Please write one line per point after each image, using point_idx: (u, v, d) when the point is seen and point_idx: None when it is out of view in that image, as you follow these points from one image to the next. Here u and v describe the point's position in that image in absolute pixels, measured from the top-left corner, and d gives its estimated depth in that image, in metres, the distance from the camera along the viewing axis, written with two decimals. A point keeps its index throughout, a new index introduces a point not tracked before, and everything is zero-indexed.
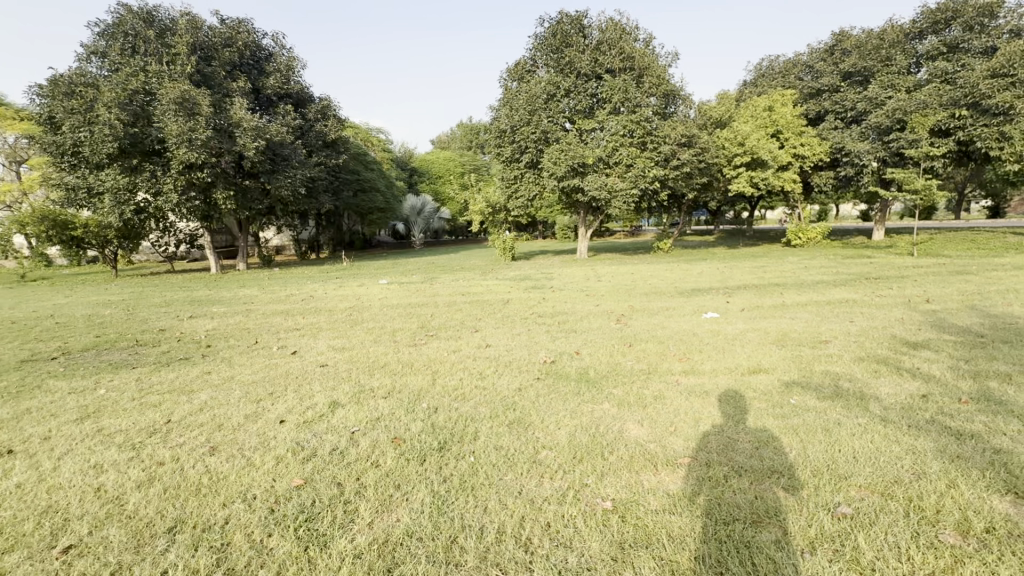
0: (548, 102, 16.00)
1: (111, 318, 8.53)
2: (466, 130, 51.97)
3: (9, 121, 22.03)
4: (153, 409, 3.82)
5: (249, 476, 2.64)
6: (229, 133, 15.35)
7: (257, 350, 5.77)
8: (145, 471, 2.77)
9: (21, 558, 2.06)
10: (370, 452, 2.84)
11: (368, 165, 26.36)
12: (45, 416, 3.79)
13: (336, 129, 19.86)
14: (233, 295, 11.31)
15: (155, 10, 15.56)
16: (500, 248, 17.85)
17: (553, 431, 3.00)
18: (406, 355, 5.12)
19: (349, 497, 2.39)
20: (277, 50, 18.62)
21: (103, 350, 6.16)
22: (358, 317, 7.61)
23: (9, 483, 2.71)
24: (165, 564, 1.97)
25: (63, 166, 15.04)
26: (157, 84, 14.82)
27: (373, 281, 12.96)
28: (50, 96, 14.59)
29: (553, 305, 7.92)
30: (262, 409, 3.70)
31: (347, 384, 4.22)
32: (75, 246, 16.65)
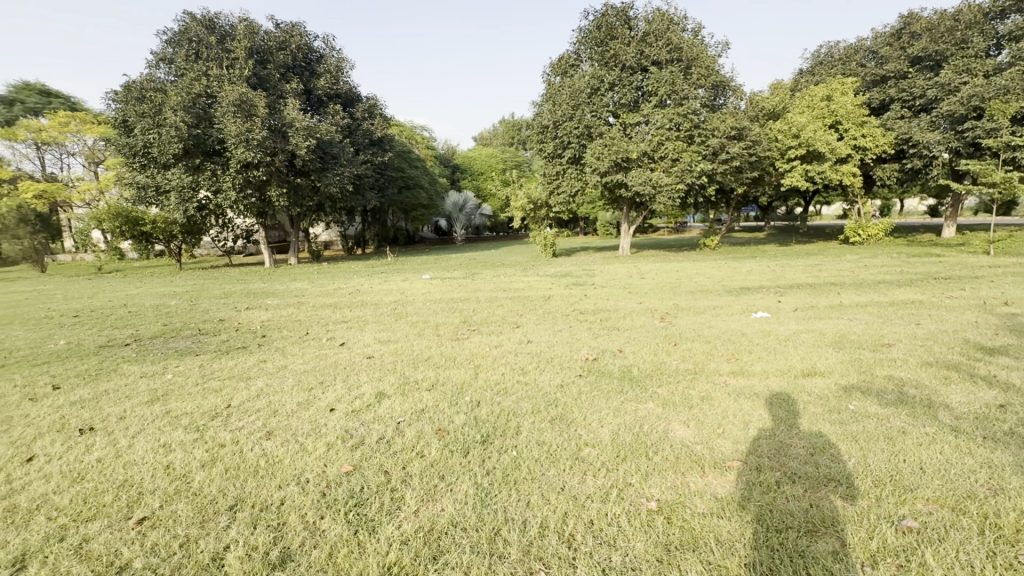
0: (592, 96, 15.82)
1: (176, 308, 9.12)
2: (508, 126, 52.14)
3: (89, 126, 24.01)
4: (214, 394, 4.06)
5: (302, 461, 2.76)
6: (283, 133, 16.03)
7: (308, 341, 6.02)
8: (209, 452, 2.96)
9: (102, 526, 2.24)
10: (416, 443, 2.92)
11: (412, 163, 26.90)
12: (121, 397, 4.11)
13: (382, 127, 20.32)
14: (285, 288, 11.83)
15: (216, 16, 16.42)
16: (541, 244, 17.79)
17: (597, 429, 2.98)
18: (449, 349, 5.20)
19: (396, 485, 2.45)
20: (327, 51, 19.26)
21: (170, 338, 6.60)
22: (403, 310, 7.79)
23: (90, 457, 2.96)
24: (226, 539, 2.09)
25: (134, 167, 16.16)
26: (217, 88, 15.67)
27: (416, 276, 13.23)
28: (124, 101, 15.72)
29: (595, 301, 7.84)
30: (313, 398, 3.85)
31: (393, 376, 4.33)
32: (144, 241, 17.85)
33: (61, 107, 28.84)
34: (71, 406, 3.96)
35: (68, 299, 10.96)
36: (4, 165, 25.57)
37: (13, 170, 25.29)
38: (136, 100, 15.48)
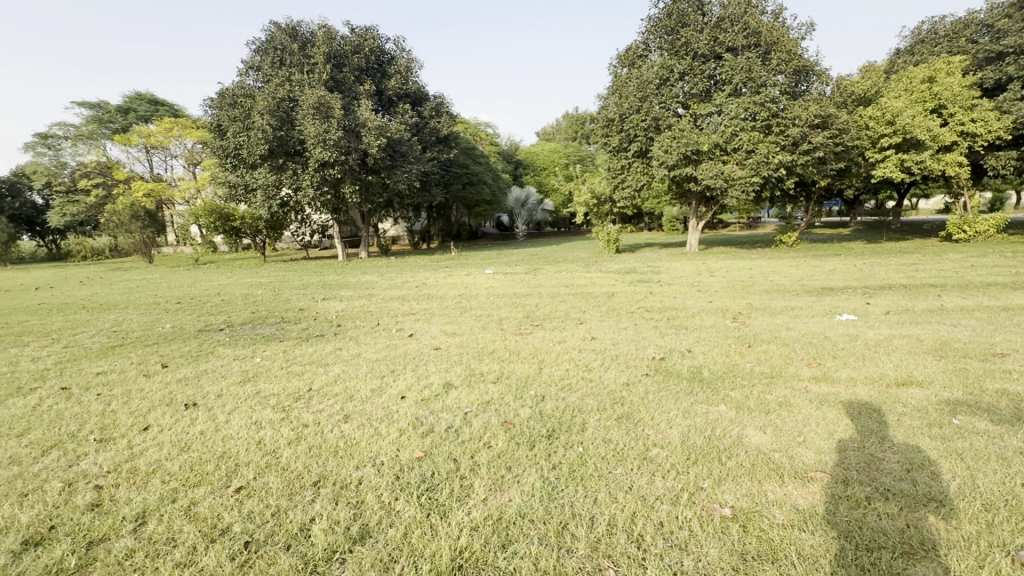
0: (661, 87, 15.32)
1: (262, 298, 9.88)
2: (571, 120, 51.67)
3: (189, 130, 26.50)
4: (297, 378, 4.39)
5: (377, 444, 2.92)
6: (356, 133, 16.81)
7: (378, 331, 6.32)
8: (294, 431, 3.20)
9: (207, 492, 2.49)
10: (483, 434, 2.98)
11: (476, 159, 27.34)
12: (218, 377, 4.54)
13: (449, 125, 20.76)
14: (357, 280, 12.48)
15: (298, 25, 17.55)
16: (603, 240, 17.50)
17: (665, 430, 2.90)
18: (514, 343, 5.26)
19: (465, 473, 2.53)
20: (398, 52, 19.99)
21: (257, 325, 7.17)
22: (467, 304, 7.98)
23: (195, 430, 3.30)
24: (312, 512, 2.25)
25: (227, 167, 17.67)
26: (298, 91, 16.73)
27: (479, 270, 13.49)
28: (219, 107, 17.24)
29: (661, 299, 7.62)
30: (385, 385, 4.05)
31: (459, 367, 4.46)
32: (234, 235, 19.47)
33: (166, 114, 32.05)
34: (178, 383, 4.43)
35: (172, 288, 12.21)
36: (120, 167, 28.84)
37: (127, 171, 28.47)
38: (229, 106, 16.87)
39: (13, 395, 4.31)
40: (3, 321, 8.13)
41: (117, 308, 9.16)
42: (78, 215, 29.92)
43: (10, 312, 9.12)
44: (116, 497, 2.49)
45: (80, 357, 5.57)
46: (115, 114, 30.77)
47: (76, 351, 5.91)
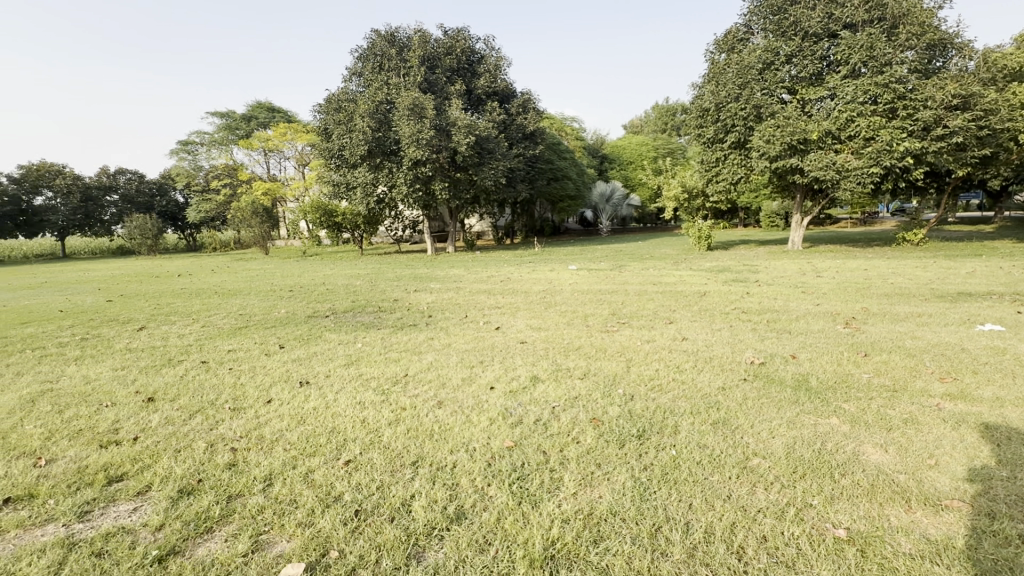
0: (763, 72, 14.25)
1: (361, 288, 10.64)
2: (660, 111, 49.62)
3: (300, 134, 29.09)
4: (395, 363, 4.71)
5: (469, 431, 3.04)
6: (447, 132, 17.43)
7: (467, 323, 6.56)
8: (394, 413, 3.43)
9: (321, 462, 2.76)
10: (572, 429, 2.99)
11: (561, 154, 27.22)
12: (326, 359, 4.99)
13: (536, 121, 20.83)
14: (445, 273, 12.98)
15: (397, 31, 18.62)
16: (693, 237, 16.65)
17: (767, 439, 2.72)
18: (600, 340, 5.20)
19: (555, 466, 2.56)
20: (488, 51, 20.46)
21: (358, 313, 7.76)
22: (551, 299, 8.02)
23: (309, 405, 3.67)
24: (412, 490, 2.40)
25: (332, 167, 19.18)
26: (395, 94, 17.74)
27: (563, 266, 13.43)
28: (326, 112, 18.79)
29: (760, 300, 7.11)
30: (474, 375, 4.20)
31: (546, 362, 4.50)
32: (336, 230, 21.09)
33: (282, 120, 35.50)
34: (293, 362, 4.94)
35: (284, 277, 13.50)
36: (244, 168, 32.45)
37: (249, 172, 31.97)
38: (335, 111, 18.33)
39: (165, 365, 5.06)
40: (157, 302, 9.56)
41: (242, 294, 10.40)
42: (210, 211, 34.18)
43: (162, 295, 10.68)
44: (247, 459, 2.84)
45: (214, 335, 6.40)
46: (241, 122, 34.63)
47: (212, 330, 6.79)
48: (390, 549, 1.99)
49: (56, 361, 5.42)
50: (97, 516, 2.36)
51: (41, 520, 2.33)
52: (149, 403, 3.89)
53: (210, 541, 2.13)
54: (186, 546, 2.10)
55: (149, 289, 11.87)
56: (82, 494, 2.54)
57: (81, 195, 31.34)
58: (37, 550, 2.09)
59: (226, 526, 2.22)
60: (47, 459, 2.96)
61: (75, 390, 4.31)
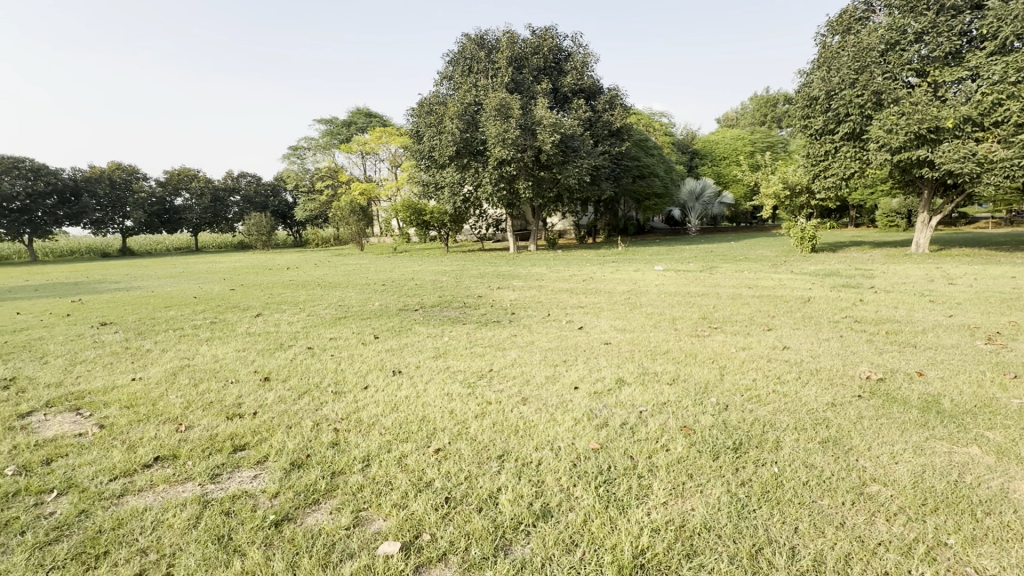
0: (886, 53, 12.73)
1: (447, 284, 11.04)
2: (758, 102, 46.21)
3: (394, 137, 30.77)
4: (481, 358, 4.84)
5: (553, 430, 3.04)
6: (532, 131, 17.51)
7: (549, 321, 6.56)
8: (479, 406, 3.52)
9: (414, 448, 2.90)
10: (661, 435, 2.88)
11: (648, 151, 26.30)
12: (416, 351, 5.26)
13: (623, 117, 20.29)
14: (528, 272, 13.07)
15: (486, 33, 19.13)
16: (795, 238, 15.30)
17: (888, 464, 2.44)
18: (690, 345, 4.96)
19: (643, 473, 2.48)
20: (575, 48, 20.32)
21: (445, 307, 8.07)
22: (636, 300, 7.79)
23: (402, 393, 3.89)
24: (498, 483, 2.45)
25: (422, 168, 20.13)
26: (483, 95, 18.23)
27: (650, 267, 12.97)
28: (419, 115, 19.78)
29: (876, 309, 6.37)
30: (558, 374, 4.19)
31: (632, 364, 4.37)
32: (424, 228, 22.08)
33: (378, 124, 37.80)
34: (386, 352, 5.27)
35: (378, 272, 14.34)
36: (344, 170, 35.02)
37: (349, 175, 34.47)
38: (426, 114, 19.22)
39: (278, 348, 5.62)
40: (271, 292, 10.63)
41: (342, 287, 11.24)
42: (315, 210, 37.33)
43: (274, 286, 11.84)
44: (347, 440, 3.07)
45: (318, 323, 7.00)
46: (342, 127, 37.37)
47: (316, 319, 7.41)
48: (478, 539, 2.04)
49: (192, 340, 6.24)
50: (225, 479, 2.68)
51: (182, 478, 2.69)
52: (265, 382, 4.34)
53: (317, 512, 2.32)
54: (297, 514, 2.30)
55: (264, 280, 13.19)
56: (214, 458, 2.89)
57: (211, 196, 35.71)
58: (180, 504, 2.41)
59: (331, 500, 2.42)
60: (188, 425, 3.42)
61: (207, 367, 4.93)
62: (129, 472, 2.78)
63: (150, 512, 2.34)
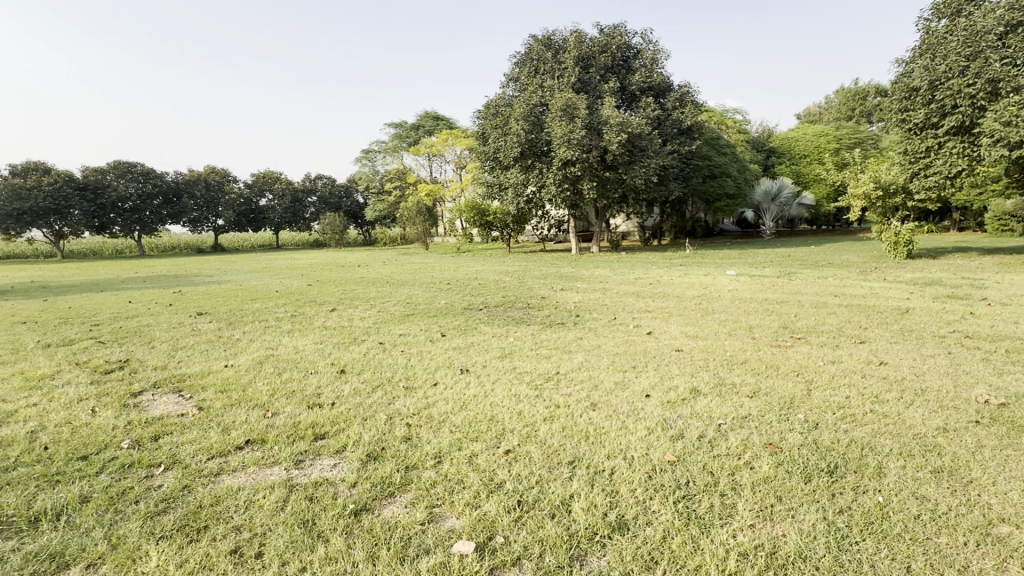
0: (1005, 37, 11.31)
1: (509, 284, 11.09)
2: (845, 95, 42.81)
3: (459, 139, 31.48)
4: (547, 360, 4.80)
5: (625, 438, 2.94)
6: (599, 131, 17.20)
7: (616, 325, 6.39)
8: (548, 409, 3.48)
9: (484, 448, 2.91)
10: (744, 451, 2.71)
11: (720, 149, 25.09)
12: (482, 350, 5.30)
13: (694, 115, 19.52)
14: (591, 273, 12.89)
15: (554, 34, 19.11)
16: (887, 243, 13.97)
17: (1020, 503, 2.14)
18: (770, 356, 4.64)
19: (726, 491, 2.32)
20: (645, 45, 19.82)
21: (508, 308, 8.09)
22: (708, 306, 7.42)
23: (469, 392, 3.92)
24: (571, 490, 2.40)
25: (486, 169, 20.41)
26: (549, 96, 18.20)
27: (721, 271, 12.33)
28: (485, 117, 20.10)
29: (991, 324, 5.63)
30: (628, 380, 4.06)
31: (707, 374, 4.16)
32: (487, 228, 22.38)
33: (444, 127, 38.79)
34: (453, 350, 5.36)
35: (443, 271, 14.66)
36: (411, 172, 36.29)
37: (416, 176, 35.70)
38: (492, 116, 19.47)
39: (352, 342, 5.89)
40: (344, 288, 11.19)
41: (409, 285, 11.60)
42: (383, 210, 38.95)
43: (346, 282, 12.43)
44: (419, 435, 3.14)
45: (388, 320, 7.26)
46: (411, 131, 38.73)
47: (386, 315, 7.70)
48: (552, 546, 2.00)
49: (276, 331, 6.69)
50: (307, 465, 2.82)
51: (269, 462, 2.86)
52: (341, 374, 4.56)
53: (393, 505, 2.38)
54: (375, 505, 2.38)
55: (337, 276, 13.92)
56: (297, 445, 3.06)
57: (291, 197, 38.34)
58: (269, 486, 2.56)
59: (405, 494, 2.47)
60: (274, 411, 3.65)
61: (289, 357, 5.26)
62: (224, 452, 3.00)
63: (242, 492, 2.51)
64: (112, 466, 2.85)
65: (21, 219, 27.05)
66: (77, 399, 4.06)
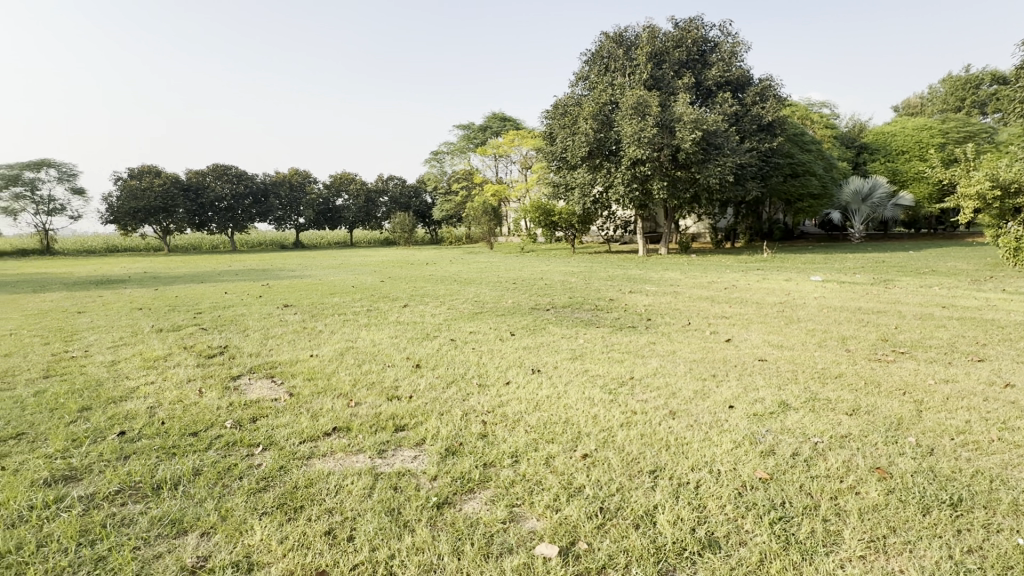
0: None
1: (576, 285, 10.97)
2: (953, 84, 38.51)
3: (526, 139, 31.60)
4: (619, 364, 4.69)
5: (710, 450, 2.80)
6: (671, 129, 16.61)
7: (691, 331, 6.13)
8: (623, 415, 3.38)
9: (561, 450, 2.88)
10: (846, 474, 2.49)
11: (804, 146, 23.39)
12: (552, 351, 5.27)
13: (776, 110, 18.36)
14: (660, 276, 12.49)
15: (626, 30, 18.74)
16: (1004, 250, 12.37)
17: None
18: (869, 370, 4.24)
19: (829, 516, 2.14)
20: (723, 38, 18.90)
21: (576, 309, 8.01)
22: (791, 314, 6.93)
23: (542, 393, 3.90)
24: (655, 500, 2.31)
25: (553, 169, 20.37)
26: (619, 94, 17.85)
27: (804, 276, 11.50)
28: (553, 117, 20.06)
29: None
30: (707, 389, 3.86)
31: (796, 387, 3.87)
32: (551, 229, 22.34)
33: (511, 127, 39.15)
34: (523, 350, 5.37)
35: (508, 270, 14.80)
36: (478, 173, 36.96)
37: (483, 176, 36.30)
38: (560, 115, 19.39)
39: (425, 338, 6.07)
40: (414, 285, 11.60)
41: (476, 283, 11.80)
42: (450, 210, 39.96)
43: (417, 279, 12.87)
44: (495, 433, 3.16)
45: (458, 317, 7.42)
46: (479, 132, 39.47)
47: (456, 312, 7.87)
48: (638, 558, 1.94)
49: (354, 324, 7.05)
50: (390, 455, 2.94)
51: (355, 449, 3.00)
52: (417, 369, 4.71)
53: (473, 501, 2.41)
54: (456, 499, 2.42)
55: (408, 273, 14.45)
56: (380, 435, 3.19)
57: (365, 197, 40.35)
58: (356, 473, 2.69)
59: (484, 490, 2.50)
60: (356, 401, 3.84)
61: (368, 350, 5.50)
62: (315, 437, 3.19)
63: (332, 476, 2.65)
64: (219, 443, 3.12)
65: (136, 216, 30.41)
66: (187, 379, 4.49)
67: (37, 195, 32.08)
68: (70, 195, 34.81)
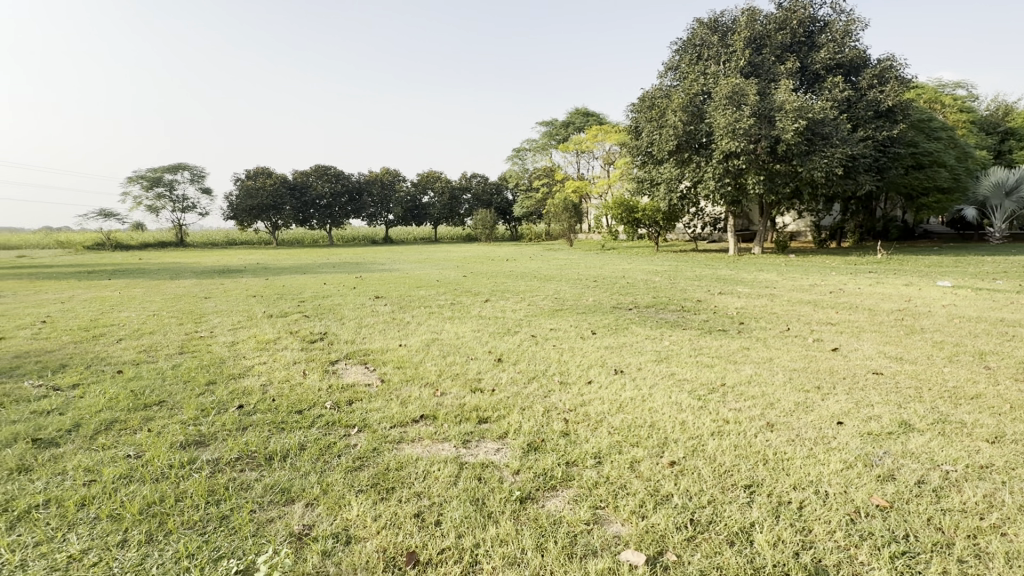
0: None
1: (660, 285, 10.53)
2: None
3: (609, 134, 30.89)
4: (709, 369, 4.43)
5: (816, 468, 2.56)
6: (770, 118, 15.39)
7: (791, 337, 5.64)
8: (714, 423, 3.19)
9: (647, 455, 2.78)
10: (987, 509, 2.15)
11: (931, 133, 20.60)
12: (636, 352, 5.10)
13: (898, 93, 16.35)
14: (754, 277, 11.67)
15: (722, 15, 17.70)
16: None
17: None
18: (1017, 393, 3.62)
19: (965, 557, 1.87)
20: (835, 16, 17.17)
21: (661, 309, 7.68)
22: (913, 323, 6.13)
23: (625, 394, 3.79)
24: (751, 517, 2.15)
25: (637, 164, 19.74)
26: (713, 83, 16.87)
27: (928, 281, 10.14)
28: (639, 110, 19.42)
29: None
30: (811, 402, 3.53)
31: (920, 406, 3.41)
32: (634, 226, 21.66)
33: (595, 122, 38.43)
34: (605, 349, 5.25)
35: (589, 268, 14.59)
36: (559, 169, 36.75)
37: (564, 173, 36.07)
38: (647, 108, 18.71)
39: (506, 333, 6.15)
40: (495, 280, 11.79)
41: (556, 280, 11.73)
42: (531, 207, 40.13)
43: (498, 275, 13.08)
44: (577, 433, 3.12)
45: (538, 313, 7.43)
46: (561, 128, 39.19)
47: (536, 309, 7.89)
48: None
49: (438, 317, 7.32)
50: (474, 446, 3.01)
51: (441, 438, 3.11)
52: (499, 363, 4.78)
53: (556, 498, 2.40)
54: (539, 496, 2.42)
55: (489, 269, 14.72)
56: (464, 425, 3.28)
57: (449, 195, 41.72)
58: (442, 461, 2.78)
59: (567, 489, 2.48)
60: (442, 391, 3.98)
61: (451, 342, 5.69)
62: (404, 423, 3.35)
63: (420, 462, 2.76)
64: (321, 422, 3.38)
65: (251, 213, 34.00)
66: (293, 361, 4.94)
67: (174, 195, 36.82)
68: (199, 194, 39.61)
